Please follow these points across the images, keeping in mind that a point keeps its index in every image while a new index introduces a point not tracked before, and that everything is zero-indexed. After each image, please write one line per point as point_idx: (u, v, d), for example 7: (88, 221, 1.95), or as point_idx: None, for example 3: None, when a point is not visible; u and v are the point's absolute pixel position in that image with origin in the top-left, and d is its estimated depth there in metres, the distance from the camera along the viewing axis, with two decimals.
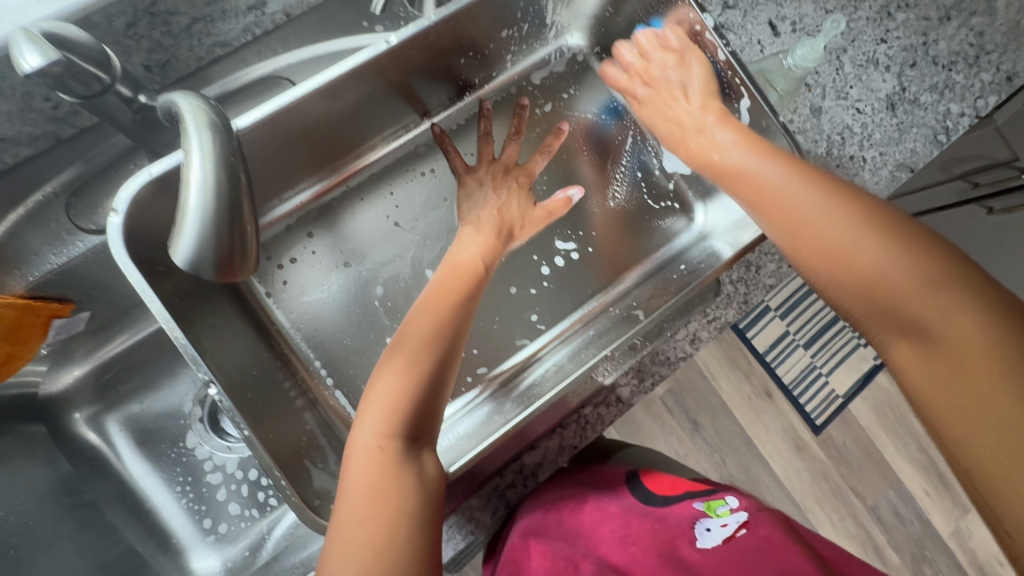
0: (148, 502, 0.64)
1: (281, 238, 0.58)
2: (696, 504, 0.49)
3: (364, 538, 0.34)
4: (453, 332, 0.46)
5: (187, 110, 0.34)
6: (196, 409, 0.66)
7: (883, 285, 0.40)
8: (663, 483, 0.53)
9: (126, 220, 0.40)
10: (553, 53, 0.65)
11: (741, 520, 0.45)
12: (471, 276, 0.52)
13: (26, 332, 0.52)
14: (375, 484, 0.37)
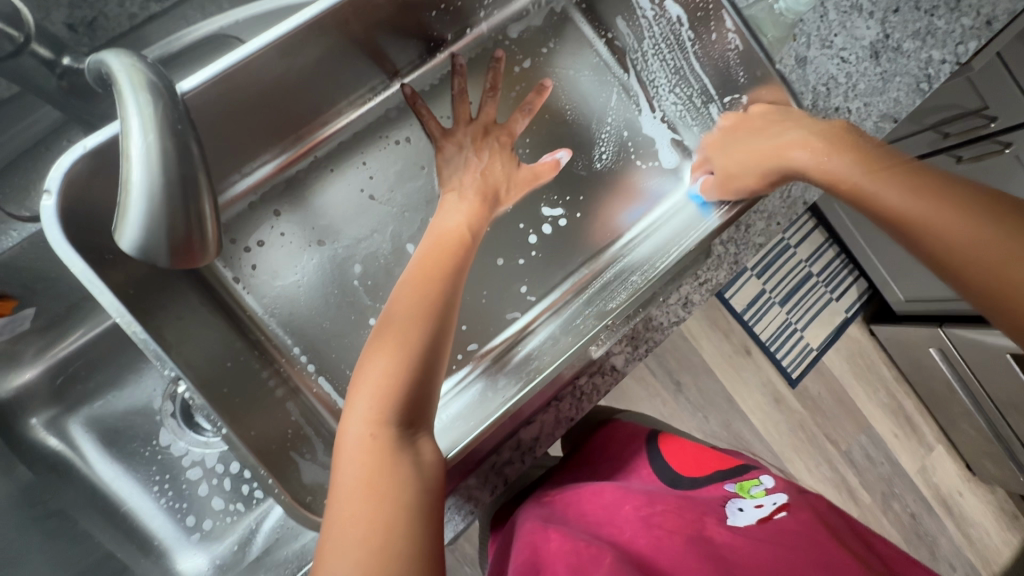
0: (123, 505, 0.60)
1: (244, 218, 0.53)
2: (727, 485, 0.49)
3: (359, 535, 0.32)
4: (444, 308, 0.43)
5: (119, 69, 0.30)
6: (166, 404, 0.62)
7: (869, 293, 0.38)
8: (688, 461, 0.53)
9: (61, 201, 0.35)
10: (530, 5, 0.60)
11: (778, 503, 0.45)
12: (457, 247, 0.48)
13: None
14: (369, 477, 0.34)
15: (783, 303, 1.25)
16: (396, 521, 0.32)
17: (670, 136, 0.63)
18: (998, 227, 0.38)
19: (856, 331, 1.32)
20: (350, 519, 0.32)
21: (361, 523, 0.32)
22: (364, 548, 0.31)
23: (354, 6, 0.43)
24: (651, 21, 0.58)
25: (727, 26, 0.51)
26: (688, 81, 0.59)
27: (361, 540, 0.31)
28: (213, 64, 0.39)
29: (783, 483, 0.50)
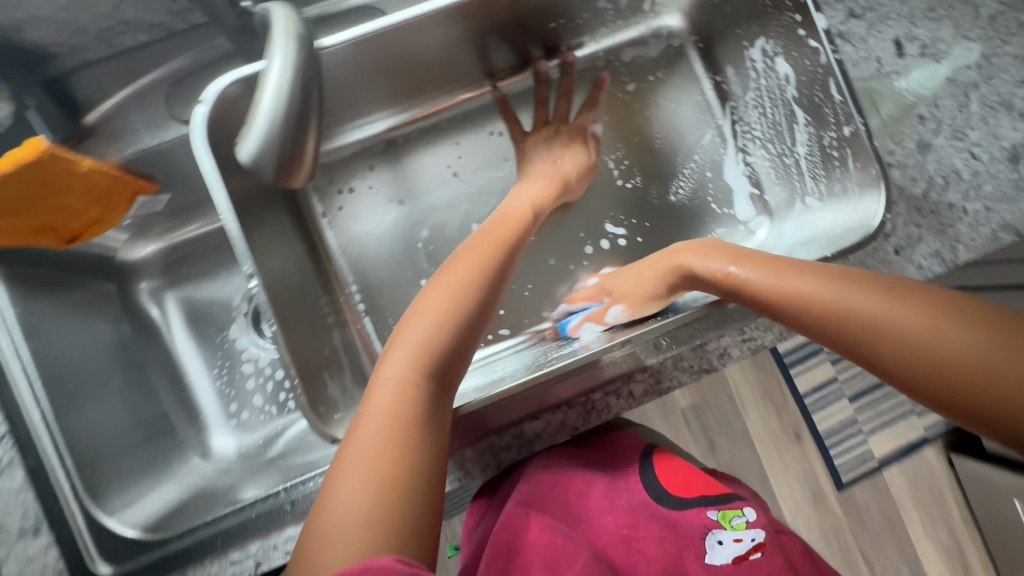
0: (186, 377, 0.71)
1: (345, 164, 0.60)
2: (709, 512, 0.50)
3: (377, 456, 0.35)
4: (494, 277, 0.47)
5: (281, 21, 0.37)
6: (243, 304, 0.73)
7: (890, 339, 0.35)
8: (677, 482, 0.53)
9: (208, 112, 0.44)
10: (650, 35, 0.62)
11: (755, 540, 0.46)
12: (520, 227, 0.52)
13: (115, 201, 0.57)
14: (392, 408, 0.38)
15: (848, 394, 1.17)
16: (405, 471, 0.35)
17: (750, 189, 0.62)
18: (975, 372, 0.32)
19: (931, 455, 1.18)
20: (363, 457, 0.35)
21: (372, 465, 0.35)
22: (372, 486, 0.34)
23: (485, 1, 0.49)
24: (760, 74, 0.58)
25: (832, 93, 0.49)
26: (783, 138, 0.58)
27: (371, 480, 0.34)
28: (353, 30, 0.46)
29: (767, 517, 0.50)
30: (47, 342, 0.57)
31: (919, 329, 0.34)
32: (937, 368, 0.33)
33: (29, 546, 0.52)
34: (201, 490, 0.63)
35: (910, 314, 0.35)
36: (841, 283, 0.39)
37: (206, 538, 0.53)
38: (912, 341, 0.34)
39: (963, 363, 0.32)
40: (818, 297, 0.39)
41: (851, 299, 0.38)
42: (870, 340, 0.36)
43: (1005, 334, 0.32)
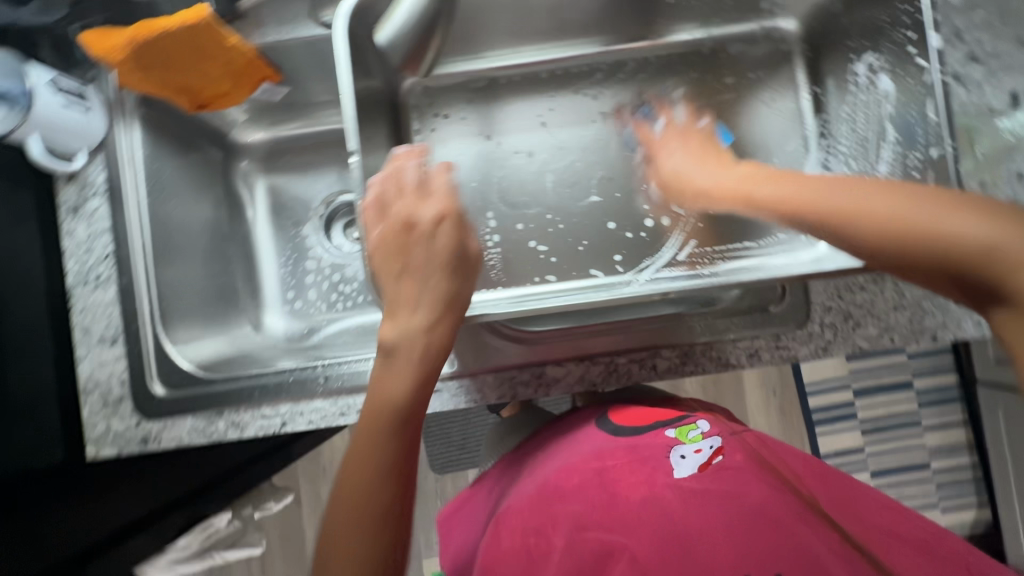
0: (258, 256, 0.78)
1: (446, 92, 0.64)
2: (669, 431, 0.57)
3: (354, 516, 0.45)
4: (454, 296, 0.48)
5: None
6: (321, 207, 0.80)
7: (898, 230, 0.39)
8: (630, 416, 0.60)
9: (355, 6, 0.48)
10: (759, 34, 0.61)
11: (712, 445, 0.55)
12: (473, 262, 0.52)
13: (245, 79, 0.64)
14: (362, 443, 0.46)
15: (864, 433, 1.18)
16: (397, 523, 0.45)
17: None
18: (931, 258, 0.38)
19: None
20: (361, 498, 0.45)
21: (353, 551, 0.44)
22: (381, 524, 0.44)
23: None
24: (858, 88, 0.56)
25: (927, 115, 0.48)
26: (869, 154, 0.55)
27: (377, 521, 0.44)
28: None
29: (719, 423, 0.60)
30: (161, 190, 0.65)
31: (948, 232, 0.37)
32: (950, 256, 0.37)
33: (107, 352, 0.61)
34: (245, 352, 0.70)
35: (922, 206, 0.39)
36: (844, 188, 0.43)
37: (246, 387, 0.60)
38: (924, 233, 0.38)
39: (966, 252, 0.36)
40: (820, 204, 0.44)
41: (855, 202, 0.42)
42: (883, 235, 0.40)
43: (1000, 218, 0.36)
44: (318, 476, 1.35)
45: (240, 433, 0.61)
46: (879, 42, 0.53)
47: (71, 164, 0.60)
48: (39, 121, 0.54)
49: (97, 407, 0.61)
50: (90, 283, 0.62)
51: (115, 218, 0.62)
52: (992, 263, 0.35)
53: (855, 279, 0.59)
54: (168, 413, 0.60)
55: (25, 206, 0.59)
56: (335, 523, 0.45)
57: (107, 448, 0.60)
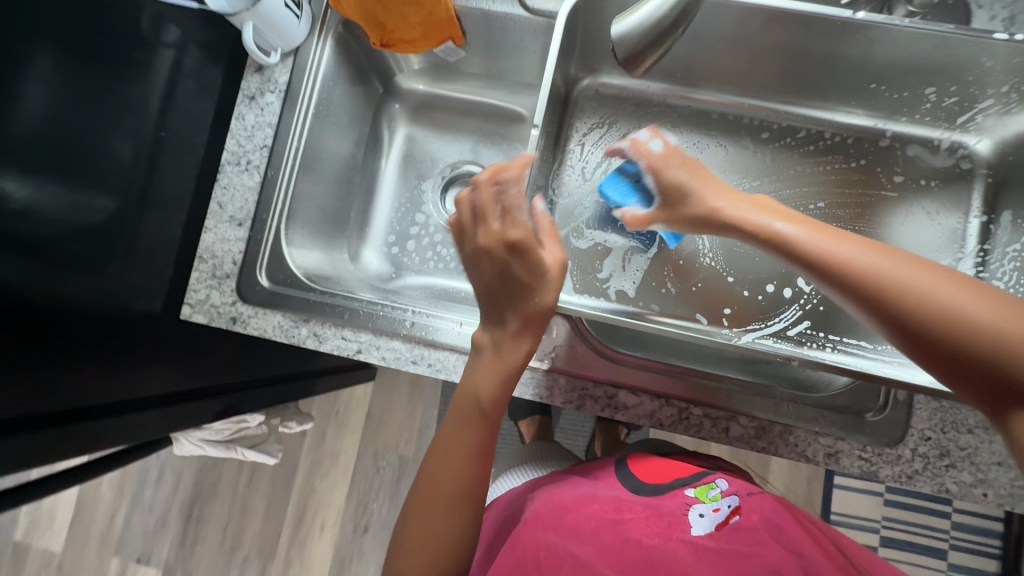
0: (376, 194, 0.81)
1: (611, 103, 0.64)
2: (688, 491, 0.56)
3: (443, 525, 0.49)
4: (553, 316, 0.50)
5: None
6: (447, 169, 0.83)
7: (969, 350, 0.40)
8: (651, 472, 0.60)
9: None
10: (945, 144, 0.58)
11: (732, 507, 0.53)
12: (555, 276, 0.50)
13: (437, 34, 0.68)
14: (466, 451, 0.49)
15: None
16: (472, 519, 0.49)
17: None
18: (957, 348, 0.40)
19: None
20: (440, 491, 0.49)
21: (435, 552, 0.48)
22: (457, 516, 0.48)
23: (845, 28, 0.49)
24: None
25: None
26: None
27: (455, 515, 0.48)
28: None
29: (740, 482, 0.57)
30: (326, 106, 0.70)
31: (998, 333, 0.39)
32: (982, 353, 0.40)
33: (231, 231, 0.65)
34: (340, 275, 0.73)
35: (993, 315, 0.40)
36: (898, 269, 0.42)
37: (340, 306, 0.63)
38: (991, 360, 0.40)
39: (1001, 353, 0.39)
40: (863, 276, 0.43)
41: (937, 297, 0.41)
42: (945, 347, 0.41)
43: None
44: (330, 415, 1.39)
45: (318, 345, 0.63)
46: None
47: (268, 58, 0.65)
48: (260, 14, 0.59)
49: (204, 276, 0.65)
50: (241, 165, 0.66)
51: (283, 116, 0.67)
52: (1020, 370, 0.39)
53: (964, 420, 0.55)
54: (264, 304, 0.63)
55: (212, 82, 0.68)
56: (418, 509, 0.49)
57: (199, 315, 0.64)
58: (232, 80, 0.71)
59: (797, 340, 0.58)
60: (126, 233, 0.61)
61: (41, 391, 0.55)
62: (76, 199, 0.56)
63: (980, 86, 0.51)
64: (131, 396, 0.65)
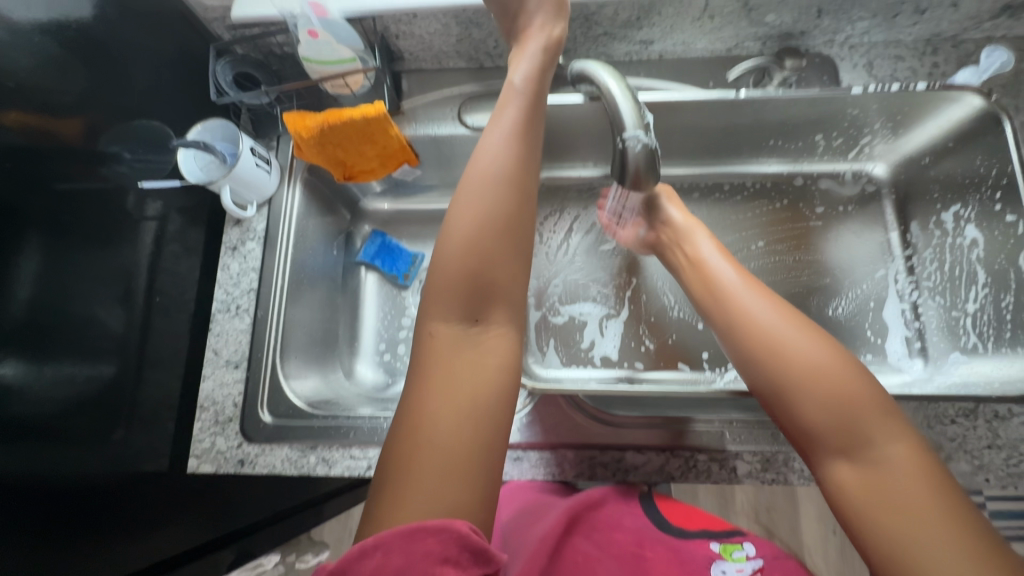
0: (360, 308, 0.85)
1: (560, 191, 0.73)
2: (712, 545, 0.56)
3: (456, 269, 0.51)
4: (536, 89, 0.57)
5: (633, 137, 0.50)
6: (423, 273, 0.88)
7: (819, 401, 0.45)
8: (679, 514, 0.59)
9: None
10: (848, 173, 0.66)
11: (754, 566, 0.52)
12: (520, 99, 0.57)
13: (392, 161, 0.75)
14: (482, 176, 0.53)
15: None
16: (496, 252, 0.51)
17: (906, 333, 0.60)
18: (822, 405, 0.45)
19: None
20: (456, 262, 0.51)
21: (480, 251, 0.51)
22: (495, 248, 0.51)
23: (735, 104, 0.57)
24: (947, 233, 0.59)
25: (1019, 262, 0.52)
26: (958, 291, 0.57)
27: (468, 262, 0.50)
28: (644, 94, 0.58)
29: (767, 545, 0.56)
30: (303, 242, 0.76)
31: (851, 402, 0.45)
32: (834, 416, 0.45)
33: (230, 375, 0.69)
34: (339, 395, 0.75)
35: (852, 391, 0.45)
36: (790, 331, 0.49)
37: (344, 427, 0.65)
38: (832, 419, 0.45)
39: (850, 417, 0.45)
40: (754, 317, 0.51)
41: (838, 390, 0.45)
42: (845, 424, 0.45)
43: (891, 421, 0.44)
44: (344, 539, 1.32)
45: (328, 469, 0.64)
46: (956, 202, 0.58)
47: (245, 212, 0.72)
48: (236, 177, 0.67)
49: (208, 424, 0.67)
50: (232, 311, 0.71)
51: (265, 260, 0.73)
52: (864, 443, 0.44)
53: (945, 411, 0.59)
54: (269, 440, 0.65)
55: (196, 242, 0.74)
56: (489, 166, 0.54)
57: (206, 465, 0.65)
58: (212, 237, 0.77)
59: None
60: (130, 397, 0.64)
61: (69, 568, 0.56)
62: (83, 371, 0.59)
63: (858, 126, 0.60)
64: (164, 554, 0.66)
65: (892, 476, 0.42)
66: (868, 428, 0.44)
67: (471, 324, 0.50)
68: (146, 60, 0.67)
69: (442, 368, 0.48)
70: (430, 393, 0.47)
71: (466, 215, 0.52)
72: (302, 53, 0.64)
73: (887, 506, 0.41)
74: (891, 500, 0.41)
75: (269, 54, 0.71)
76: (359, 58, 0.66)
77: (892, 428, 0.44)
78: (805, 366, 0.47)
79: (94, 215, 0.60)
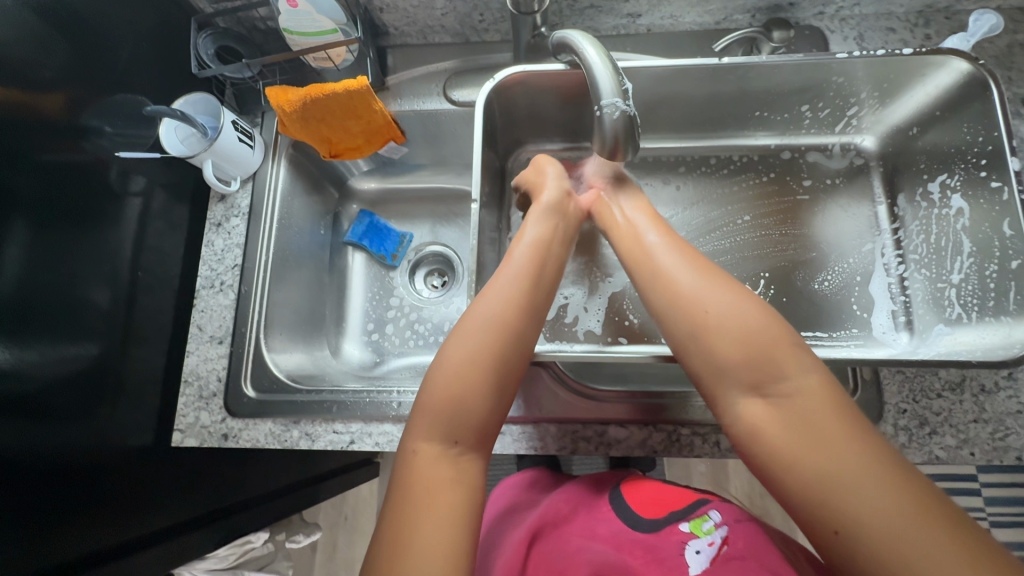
0: (347, 288, 0.85)
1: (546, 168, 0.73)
2: (681, 526, 0.53)
3: (450, 393, 0.48)
4: (536, 273, 0.54)
5: (610, 104, 0.49)
6: (411, 253, 0.88)
7: (728, 340, 0.45)
8: (645, 501, 0.58)
9: (492, 87, 0.60)
10: (836, 146, 0.65)
11: (723, 537, 0.50)
12: (521, 270, 0.54)
13: (378, 138, 0.74)
14: (495, 332, 0.50)
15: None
16: (485, 394, 0.48)
17: (892, 307, 0.60)
18: (733, 346, 0.45)
19: None
20: (458, 374, 0.49)
21: (472, 387, 0.48)
22: (483, 393, 0.49)
23: (717, 72, 0.56)
24: (933, 204, 0.59)
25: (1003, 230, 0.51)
26: (943, 262, 0.57)
27: (474, 387, 0.48)
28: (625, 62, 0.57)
29: (731, 509, 0.54)
30: (289, 219, 0.76)
31: (761, 341, 0.45)
32: (746, 355, 0.44)
33: (214, 350, 0.69)
34: (324, 372, 0.75)
35: (761, 327, 0.45)
36: (700, 277, 0.49)
37: (327, 401, 0.65)
38: (743, 356, 0.45)
39: (757, 352, 0.44)
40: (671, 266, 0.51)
41: (745, 333, 0.45)
42: (757, 359, 0.44)
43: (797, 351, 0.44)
44: (337, 523, 1.32)
45: (311, 444, 0.64)
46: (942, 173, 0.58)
47: (229, 187, 0.72)
48: (218, 151, 0.66)
49: (192, 399, 0.67)
50: (216, 287, 0.71)
51: (249, 236, 0.73)
52: (775, 380, 0.43)
53: (931, 385, 0.58)
54: (253, 415, 0.65)
55: (180, 219, 0.73)
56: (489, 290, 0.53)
57: (191, 439, 0.65)
58: (198, 214, 0.76)
59: None
60: (116, 372, 0.64)
61: (55, 538, 0.56)
62: (68, 343, 0.59)
63: (845, 95, 0.59)
64: (153, 528, 0.66)
65: (800, 406, 0.42)
66: (777, 361, 0.44)
67: (450, 447, 0.47)
68: (128, 33, 0.66)
69: (415, 488, 0.45)
70: (404, 523, 0.42)
71: (483, 318, 0.50)
72: (282, 24, 0.64)
73: (803, 447, 0.40)
74: (807, 432, 0.40)
75: (253, 29, 0.71)
76: (341, 31, 0.65)
77: (799, 358, 0.44)
78: (713, 308, 0.47)
79: (77, 188, 0.60)
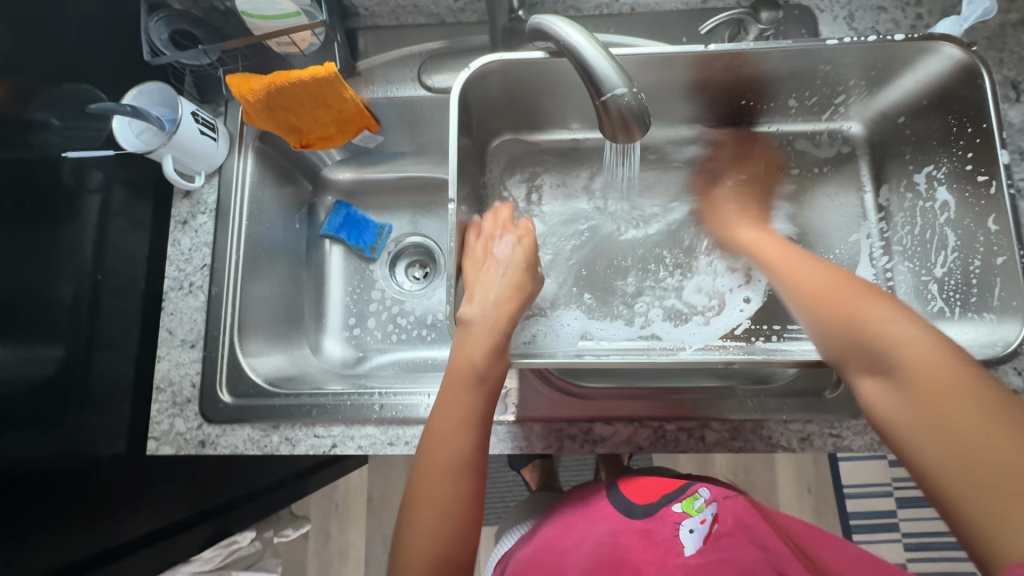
0: (325, 283, 0.82)
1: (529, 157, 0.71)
2: (674, 504, 0.54)
3: (421, 522, 0.47)
4: (491, 363, 0.50)
5: (617, 94, 0.47)
6: (391, 245, 0.85)
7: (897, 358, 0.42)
8: (639, 489, 0.57)
9: (467, 76, 0.57)
10: (824, 134, 0.64)
11: (713, 515, 0.52)
12: (469, 374, 0.50)
13: (350, 127, 0.70)
14: (445, 450, 0.48)
15: (902, 544, 1.18)
16: (453, 510, 0.47)
17: None
18: (914, 376, 0.41)
19: None
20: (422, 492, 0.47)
21: (436, 511, 0.47)
22: (451, 514, 0.47)
23: (699, 60, 0.54)
24: (919, 196, 0.59)
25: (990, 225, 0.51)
26: (928, 255, 0.57)
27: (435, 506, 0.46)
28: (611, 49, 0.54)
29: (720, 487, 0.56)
30: (259, 213, 0.73)
31: (928, 363, 0.41)
32: (922, 388, 0.40)
33: (185, 355, 0.66)
34: (303, 371, 0.73)
35: (935, 356, 0.41)
36: (867, 301, 0.46)
37: (306, 405, 0.63)
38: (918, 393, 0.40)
39: (939, 383, 0.40)
40: (849, 305, 0.47)
41: (908, 350, 0.42)
42: (928, 390, 0.40)
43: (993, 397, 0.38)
44: (329, 512, 1.31)
45: (291, 449, 0.62)
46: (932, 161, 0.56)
47: (192, 182, 0.68)
48: (178, 145, 0.63)
49: (165, 406, 0.64)
50: (184, 289, 0.68)
51: (217, 234, 0.69)
52: (943, 408, 0.39)
53: None
54: (230, 420, 0.63)
55: (143, 215, 0.69)
56: (469, 351, 0.50)
57: (166, 447, 0.63)
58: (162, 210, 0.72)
59: (746, 337, 0.63)
60: (84, 379, 0.61)
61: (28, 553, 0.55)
62: (30, 352, 0.56)
63: (835, 83, 0.57)
64: (133, 536, 0.65)
65: (975, 440, 0.37)
66: (951, 389, 0.39)
67: None
68: (73, 16, 0.61)
69: None
70: None
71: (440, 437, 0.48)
72: (241, 6, 0.60)
73: (977, 478, 0.36)
74: (987, 465, 0.36)
75: (210, 10, 0.66)
76: (305, 13, 0.61)
77: (997, 399, 0.38)
78: (890, 338, 0.43)
79: (29, 188, 0.57)
